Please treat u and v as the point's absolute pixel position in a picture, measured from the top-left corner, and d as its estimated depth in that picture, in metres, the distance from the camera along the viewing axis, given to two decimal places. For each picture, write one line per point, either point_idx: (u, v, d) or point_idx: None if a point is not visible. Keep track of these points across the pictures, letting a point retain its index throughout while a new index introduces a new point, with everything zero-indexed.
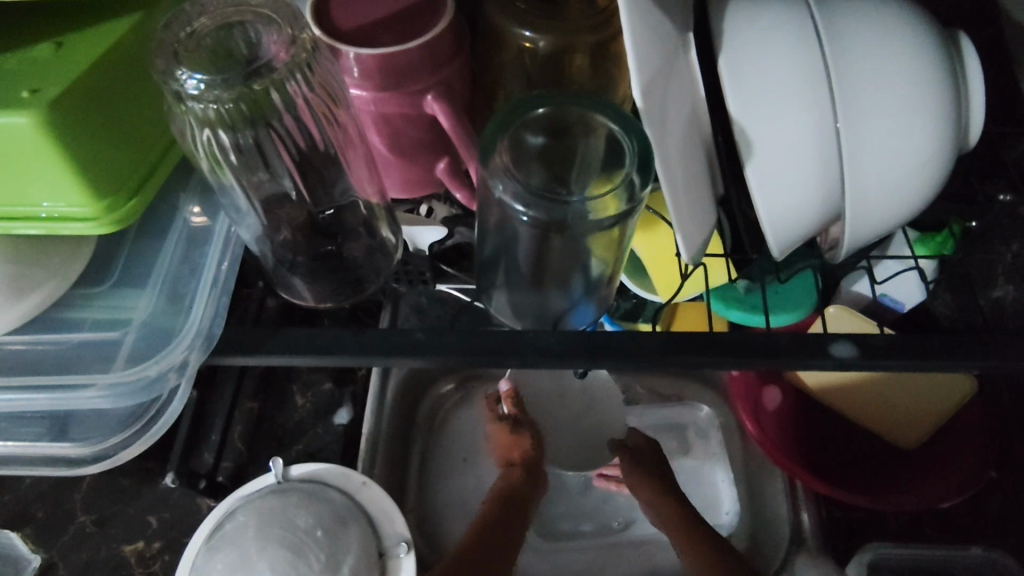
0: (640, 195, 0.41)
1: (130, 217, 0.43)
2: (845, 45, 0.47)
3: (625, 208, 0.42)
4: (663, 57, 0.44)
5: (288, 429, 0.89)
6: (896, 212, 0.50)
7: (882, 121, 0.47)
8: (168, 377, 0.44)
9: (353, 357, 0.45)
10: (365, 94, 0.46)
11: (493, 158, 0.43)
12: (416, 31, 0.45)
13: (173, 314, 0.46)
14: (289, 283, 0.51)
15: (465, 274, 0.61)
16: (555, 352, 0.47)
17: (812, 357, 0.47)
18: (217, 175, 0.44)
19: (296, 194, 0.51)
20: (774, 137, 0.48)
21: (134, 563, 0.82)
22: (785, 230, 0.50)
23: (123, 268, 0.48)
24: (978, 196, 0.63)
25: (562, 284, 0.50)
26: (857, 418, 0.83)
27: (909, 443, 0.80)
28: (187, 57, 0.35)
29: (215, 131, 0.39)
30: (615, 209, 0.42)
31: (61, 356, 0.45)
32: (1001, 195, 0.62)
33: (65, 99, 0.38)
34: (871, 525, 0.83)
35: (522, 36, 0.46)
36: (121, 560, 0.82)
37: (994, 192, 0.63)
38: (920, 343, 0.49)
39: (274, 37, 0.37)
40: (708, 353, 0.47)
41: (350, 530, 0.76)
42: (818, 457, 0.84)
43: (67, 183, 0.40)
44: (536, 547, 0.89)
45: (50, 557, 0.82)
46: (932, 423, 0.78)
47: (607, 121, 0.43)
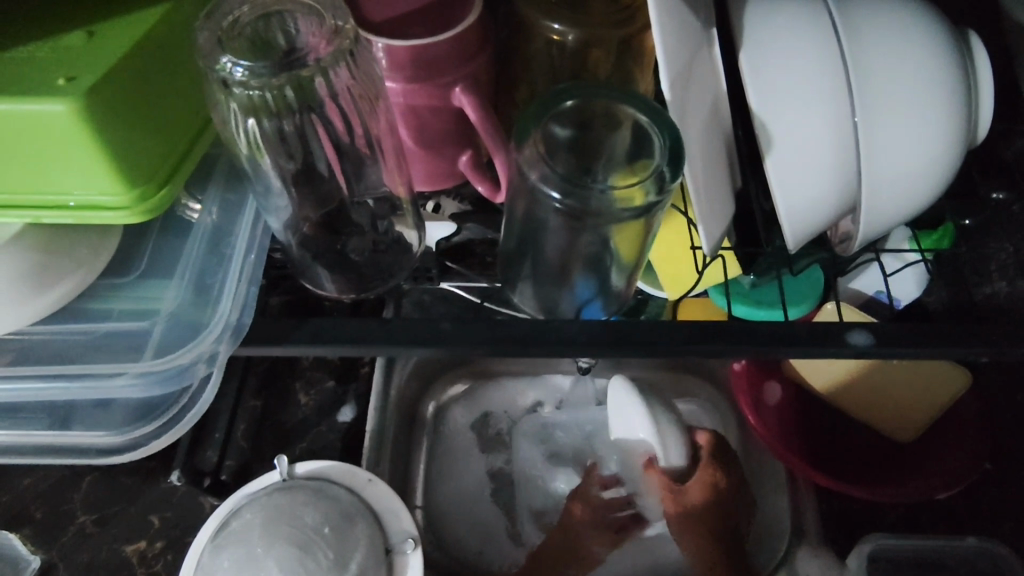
0: (669, 188, 0.41)
1: (161, 206, 0.43)
2: (861, 42, 0.48)
3: (653, 199, 0.41)
4: (689, 50, 0.45)
5: (292, 427, 0.89)
6: (908, 205, 0.52)
7: (896, 116, 0.48)
8: (198, 367, 0.45)
9: (381, 347, 0.46)
10: (395, 86, 0.47)
11: (525, 148, 0.43)
12: (446, 23, 0.46)
13: (203, 304, 0.46)
14: (313, 276, 0.50)
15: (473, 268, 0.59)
16: (578, 342, 0.48)
17: (830, 346, 0.48)
18: (254, 159, 0.45)
19: (328, 172, 0.52)
20: (792, 131, 0.49)
21: (136, 563, 0.81)
22: (801, 222, 0.51)
23: (151, 259, 0.48)
24: (974, 194, 0.66)
25: (579, 274, 0.51)
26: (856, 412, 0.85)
27: (905, 437, 0.82)
28: (231, 45, 0.36)
29: (255, 118, 0.40)
30: (640, 201, 0.41)
31: (91, 346, 0.45)
32: (995, 193, 0.65)
33: (102, 87, 0.38)
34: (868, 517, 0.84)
35: (551, 28, 0.47)
36: (123, 560, 0.81)
37: (989, 190, 0.66)
38: (933, 331, 0.50)
39: (313, 28, 0.37)
40: (730, 342, 0.48)
41: (357, 526, 0.76)
42: (816, 449, 0.85)
43: (102, 171, 0.40)
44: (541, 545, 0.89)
45: (49, 557, 0.81)
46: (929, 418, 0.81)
47: (634, 112, 0.43)
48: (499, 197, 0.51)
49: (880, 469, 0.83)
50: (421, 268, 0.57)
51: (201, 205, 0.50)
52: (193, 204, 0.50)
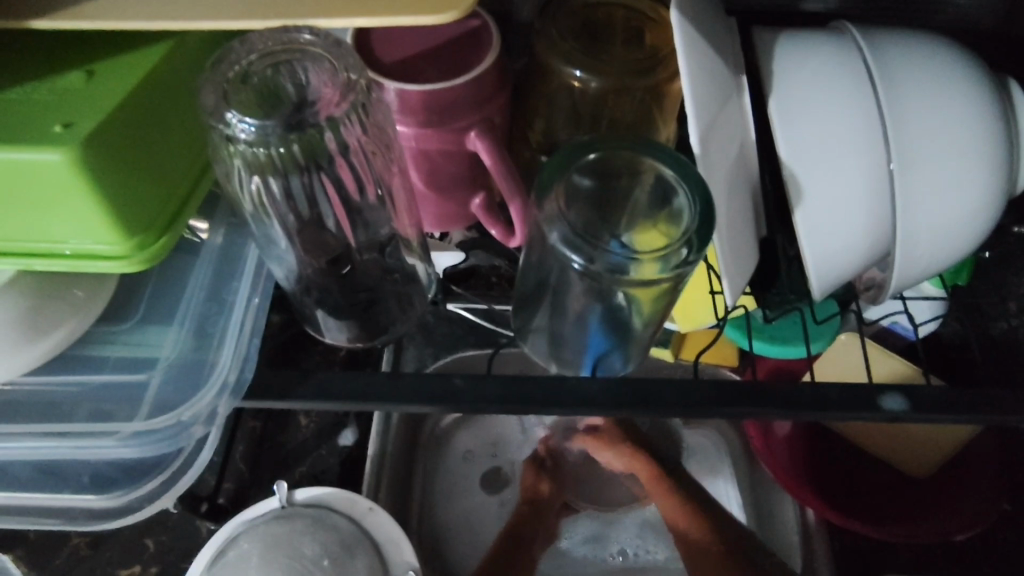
0: (697, 257, 0.39)
1: (161, 255, 0.41)
2: (898, 87, 0.46)
3: (675, 267, 0.39)
4: (719, 100, 0.43)
5: (291, 450, 0.86)
6: (944, 256, 0.50)
7: (935, 164, 0.46)
8: (195, 427, 0.42)
9: (388, 404, 0.44)
10: (407, 130, 0.45)
11: (546, 203, 0.41)
12: (462, 66, 0.44)
13: (202, 355, 0.44)
14: (319, 322, 0.49)
15: (477, 295, 0.62)
16: (596, 399, 0.45)
17: (861, 410, 0.46)
18: (259, 217, 0.42)
19: (337, 232, 0.48)
20: (823, 178, 0.47)
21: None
22: (830, 272, 0.49)
23: (147, 305, 0.46)
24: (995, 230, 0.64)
25: (593, 326, 0.48)
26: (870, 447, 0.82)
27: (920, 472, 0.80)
28: (236, 99, 0.34)
29: (261, 177, 0.38)
30: (666, 266, 0.39)
31: (81, 399, 0.43)
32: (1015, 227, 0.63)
33: (101, 134, 0.36)
34: (882, 557, 0.81)
35: (572, 74, 0.45)
36: None
37: (1010, 224, 0.63)
38: (974, 394, 0.47)
39: (324, 77, 0.35)
40: (755, 403, 0.46)
41: (358, 559, 0.73)
42: (826, 481, 0.81)
43: (100, 220, 0.38)
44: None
45: None
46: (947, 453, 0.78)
47: (659, 165, 0.41)
48: (513, 242, 0.49)
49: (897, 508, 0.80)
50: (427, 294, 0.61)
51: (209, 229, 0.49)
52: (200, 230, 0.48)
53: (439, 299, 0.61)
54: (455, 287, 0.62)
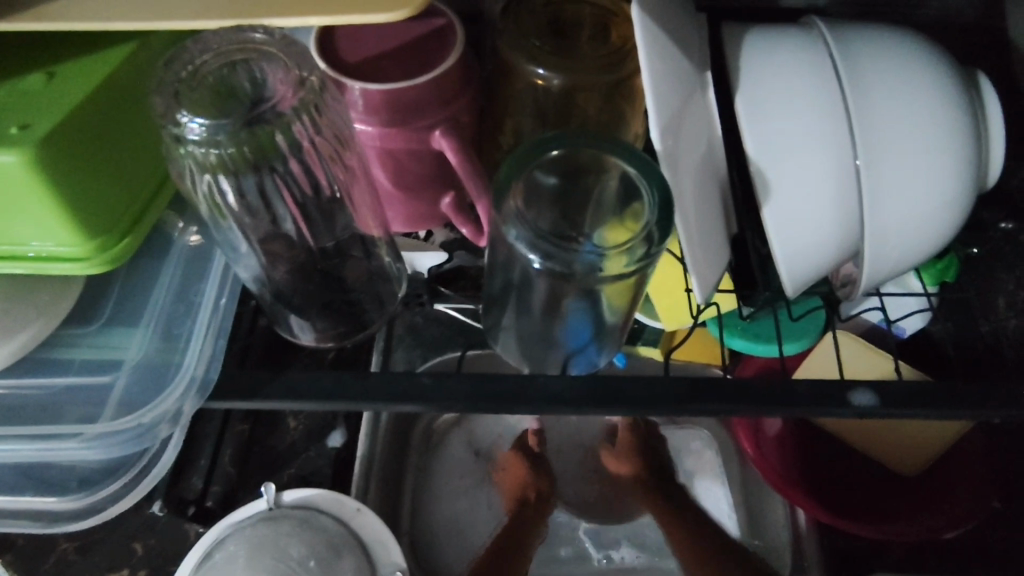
0: (658, 252, 0.38)
1: (122, 256, 0.41)
2: (863, 82, 0.46)
3: (636, 264, 0.39)
4: (681, 95, 0.43)
5: (279, 453, 0.86)
6: (914, 251, 0.49)
7: (901, 159, 0.46)
8: (160, 427, 0.42)
9: (354, 403, 0.44)
10: (370, 130, 0.44)
11: (506, 203, 0.41)
12: (424, 65, 0.43)
13: (168, 356, 0.44)
14: (290, 324, 0.48)
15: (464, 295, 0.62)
16: (565, 398, 0.45)
17: (830, 406, 0.46)
18: (216, 218, 0.42)
19: (297, 237, 0.47)
20: (791, 174, 0.46)
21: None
22: (801, 269, 0.49)
23: (114, 307, 0.46)
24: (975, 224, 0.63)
25: (569, 327, 0.48)
26: (859, 443, 0.81)
27: (908, 471, 0.79)
28: (188, 99, 0.34)
29: (215, 176, 0.37)
30: (626, 262, 0.39)
31: (46, 401, 0.43)
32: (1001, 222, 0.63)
33: (59, 136, 0.36)
34: (872, 556, 0.80)
35: (535, 72, 0.45)
36: None
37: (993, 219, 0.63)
38: (944, 390, 0.47)
39: (279, 76, 0.35)
40: (724, 400, 0.46)
41: (344, 559, 0.73)
42: (818, 481, 0.81)
43: (58, 222, 0.38)
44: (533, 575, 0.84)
45: None
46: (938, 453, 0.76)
47: (623, 163, 0.41)
48: (482, 241, 0.48)
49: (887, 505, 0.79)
50: (412, 294, 0.62)
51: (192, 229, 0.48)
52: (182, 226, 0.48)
53: (424, 300, 0.62)
54: (442, 289, 0.62)
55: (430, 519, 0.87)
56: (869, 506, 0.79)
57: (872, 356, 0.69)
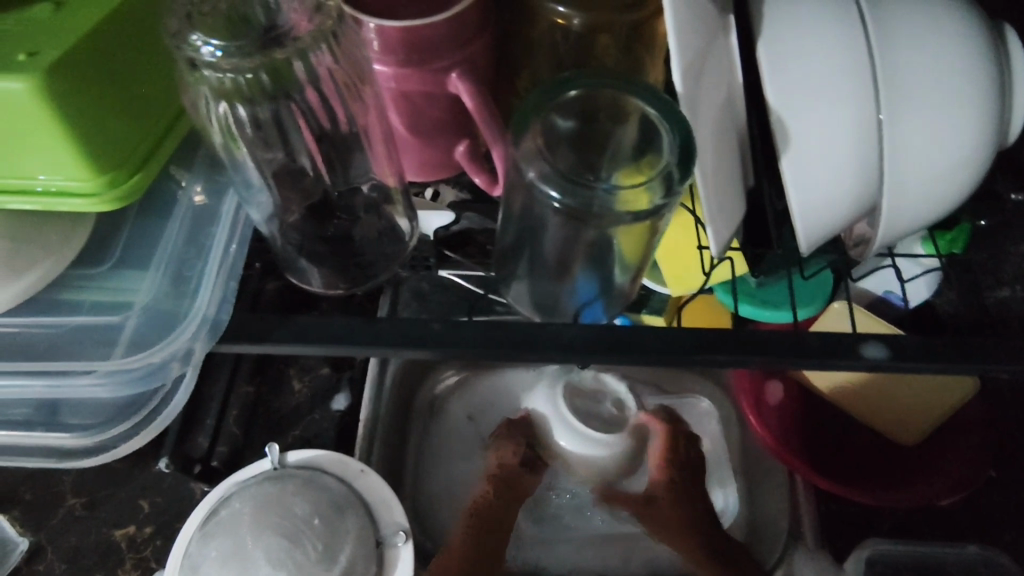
0: (678, 190, 0.38)
1: (133, 193, 0.40)
2: (890, 31, 0.45)
3: (658, 204, 0.38)
4: (704, 37, 0.42)
5: (284, 413, 0.85)
6: (931, 209, 0.49)
7: (925, 113, 0.45)
8: (172, 366, 0.42)
9: (366, 348, 0.43)
10: (387, 70, 0.43)
11: (524, 141, 0.40)
12: (440, 2, 0.42)
13: (178, 298, 0.44)
14: (299, 269, 0.48)
15: (471, 261, 0.60)
16: (578, 348, 0.45)
17: (840, 358, 0.46)
18: (230, 150, 0.42)
19: (314, 172, 0.49)
20: (812, 128, 0.46)
21: (126, 547, 0.79)
22: (817, 225, 0.49)
23: (123, 248, 0.46)
24: (989, 191, 0.63)
25: (579, 274, 0.48)
26: (860, 413, 0.81)
27: (909, 440, 0.78)
28: (201, 21, 0.33)
29: (229, 103, 0.37)
30: (647, 202, 0.38)
31: (57, 340, 0.43)
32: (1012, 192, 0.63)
33: (67, 65, 0.35)
34: (867, 519, 0.80)
35: (555, 11, 0.44)
36: (111, 544, 0.79)
37: (1005, 188, 0.63)
38: (955, 346, 0.47)
39: (294, 4, 0.35)
40: (736, 351, 0.45)
41: (348, 517, 0.73)
42: (815, 450, 0.81)
43: (68, 155, 0.37)
44: (529, 537, 0.80)
45: (39, 539, 0.79)
46: (936, 420, 0.77)
47: (642, 105, 0.40)
48: (496, 190, 0.48)
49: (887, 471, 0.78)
50: (419, 257, 0.59)
51: (189, 182, 0.48)
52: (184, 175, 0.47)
53: (431, 264, 0.60)
54: (449, 254, 0.60)
55: (431, 483, 0.87)
56: (867, 473, 0.79)
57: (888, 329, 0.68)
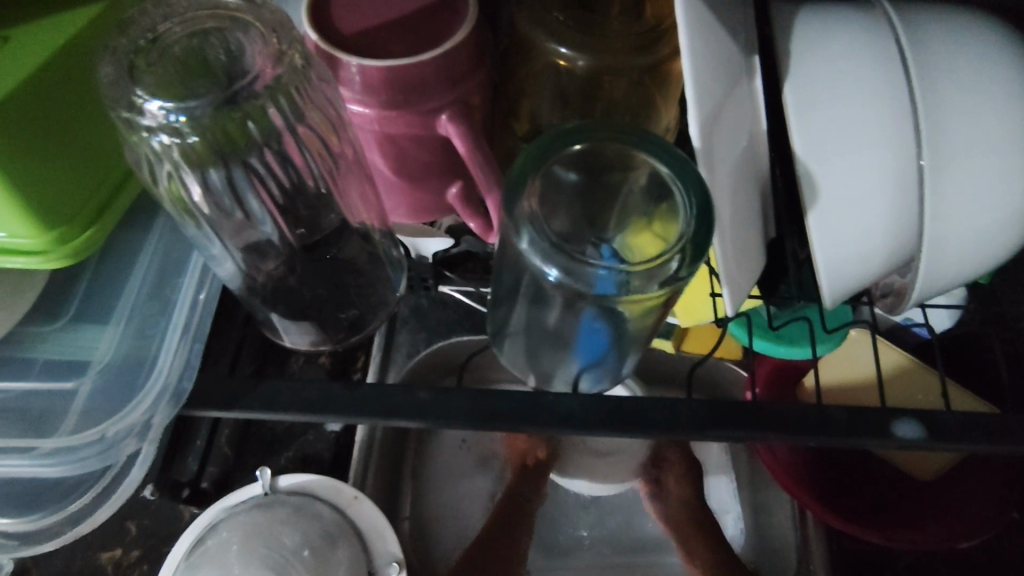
0: (679, 280, 0.33)
1: (82, 251, 0.36)
2: (934, 70, 0.40)
3: (656, 291, 0.33)
4: (725, 84, 0.37)
5: (277, 433, 0.78)
6: (973, 264, 0.44)
7: (972, 161, 0.40)
8: (125, 443, 0.38)
9: (345, 419, 0.39)
10: (366, 112, 0.39)
11: (520, 204, 0.35)
12: (428, 38, 0.38)
13: (138, 360, 0.40)
14: (276, 325, 0.44)
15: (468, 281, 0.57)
16: (581, 419, 0.41)
17: (869, 435, 0.41)
18: (183, 219, 0.37)
19: (279, 239, 0.43)
20: (843, 177, 0.41)
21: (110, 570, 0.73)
22: (848, 279, 0.44)
23: (81, 302, 0.42)
24: None
25: (577, 343, 0.43)
26: None
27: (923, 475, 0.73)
28: (144, 76, 0.29)
29: (176, 168, 0.33)
30: (643, 293, 0.33)
31: (4, 407, 0.39)
32: None
33: (6, 113, 0.31)
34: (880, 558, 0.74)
35: (556, 52, 0.39)
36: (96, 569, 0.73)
37: None
38: (999, 421, 0.42)
39: (257, 48, 0.30)
40: (755, 426, 0.41)
41: (339, 549, 0.68)
42: (833, 487, 0.74)
43: (7, 212, 0.33)
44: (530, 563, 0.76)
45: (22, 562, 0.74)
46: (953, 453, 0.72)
47: (653, 161, 0.36)
48: (492, 237, 0.44)
49: (904, 508, 0.72)
50: (417, 276, 0.58)
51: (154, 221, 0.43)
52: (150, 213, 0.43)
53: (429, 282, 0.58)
54: (447, 272, 0.57)
55: (432, 501, 0.79)
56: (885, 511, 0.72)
57: (921, 373, 0.65)
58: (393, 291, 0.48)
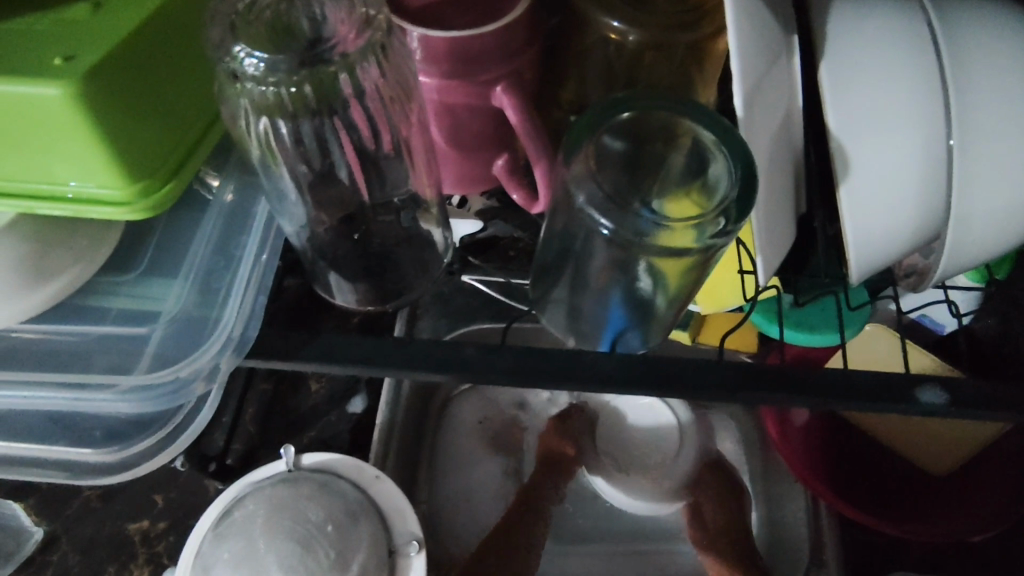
0: (722, 240, 0.36)
1: (165, 203, 0.39)
2: (966, 56, 0.42)
3: (701, 247, 0.36)
4: (768, 59, 0.39)
5: (300, 415, 0.80)
6: (994, 245, 0.46)
7: (1000, 144, 0.42)
8: (195, 384, 0.41)
9: (397, 371, 0.41)
10: (430, 81, 0.42)
11: (573, 163, 0.38)
12: (489, 12, 0.40)
13: (205, 310, 0.43)
14: (330, 282, 0.46)
15: (493, 266, 0.60)
16: (617, 379, 0.43)
17: (895, 401, 0.43)
18: (268, 164, 0.40)
19: (349, 186, 0.47)
20: (876, 154, 0.43)
21: (139, 542, 0.75)
22: (877, 255, 0.46)
23: (150, 256, 0.45)
24: None
25: (618, 302, 0.46)
26: (882, 434, 0.77)
27: (938, 468, 0.73)
28: (245, 33, 0.31)
29: (270, 118, 0.36)
30: (688, 245, 0.36)
31: (82, 350, 0.42)
32: None
33: (103, 70, 0.34)
34: (893, 551, 0.75)
35: (610, 25, 0.42)
36: (124, 539, 0.75)
37: None
38: (1017, 392, 0.44)
39: (342, 14, 0.33)
40: (784, 390, 0.43)
41: (361, 524, 0.68)
42: (837, 473, 0.76)
43: (102, 162, 0.36)
44: (543, 548, 0.77)
45: (52, 530, 0.75)
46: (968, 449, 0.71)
47: (698, 129, 0.38)
48: (535, 208, 0.46)
49: (915, 501, 0.73)
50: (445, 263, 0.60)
51: (219, 180, 0.46)
52: (209, 180, 0.46)
53: (454, 269, 0.59)
54: (472, 259, 0.60)
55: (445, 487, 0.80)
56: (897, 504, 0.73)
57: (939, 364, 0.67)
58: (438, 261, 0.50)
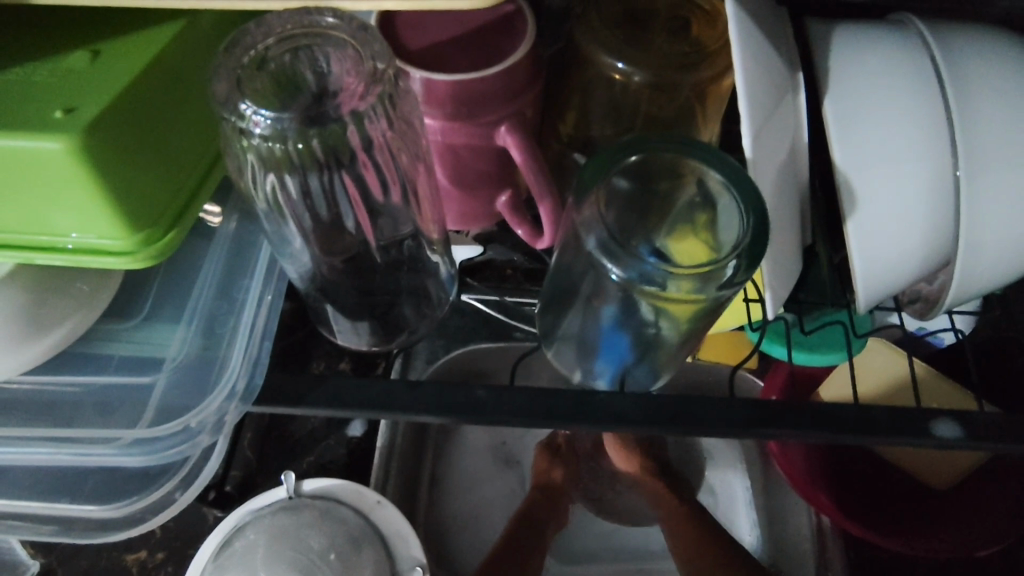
0: (733, 287, 0.35)
1: (166, 251, 0.38)
2: (970, 87, 0.42)
3: (712, 294, 0.35)
4: (774, 99, 0.39)
5: (298, 440, 0.78)
6: (1003, 272, 0.46)
7: (1007, 174, 0.42)
8: (202, 436, 0.40)
9: (405, 415, 0.40)
10: (433, 124, 0.42)
11: (583, 207, 0.38)
12: (493, 54, 0.40)
13: (209, 356, 0.42)
14: (328, 316, 0.47)
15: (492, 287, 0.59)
16: (630, 418, 0.42)
17: (910, 434, 0.43)
18: (273, 215, 0.40)
19: (356, 231, 0.46)
20: (883, 186, 0.43)
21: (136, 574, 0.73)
22: (885, 285, 0.46)
23: (152, 302, 0.44)
24: None
25: (629, 343, 0.45)
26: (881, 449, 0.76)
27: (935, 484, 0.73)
28: (252, 90, 0.32)
29: (278, 174, 0.36)
30: (698, 293, 0.35)
31: (85, 402, 0.41)
32: None
33: (105, 122, 0.33)
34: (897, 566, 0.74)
35: (613, 66, 0.41)
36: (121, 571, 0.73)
37: None
38: None
39: (348, 66, 0.33)
40: (799, 424, 0.43)
41: (365, 553, 0.65)
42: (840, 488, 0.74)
43: (104, 214, 0.35)
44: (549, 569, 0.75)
45: (48, 564, 0.73)
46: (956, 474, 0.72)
47: (706, 169, 0.38)
48: (540, 243, 0.45)
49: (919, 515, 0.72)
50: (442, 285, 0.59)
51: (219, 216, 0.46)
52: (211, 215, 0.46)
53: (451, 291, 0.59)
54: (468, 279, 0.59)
55: (447, 510, 0.78)
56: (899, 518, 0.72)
57: (951, 393, 0.65)
58: (444, 298, 0.50)
